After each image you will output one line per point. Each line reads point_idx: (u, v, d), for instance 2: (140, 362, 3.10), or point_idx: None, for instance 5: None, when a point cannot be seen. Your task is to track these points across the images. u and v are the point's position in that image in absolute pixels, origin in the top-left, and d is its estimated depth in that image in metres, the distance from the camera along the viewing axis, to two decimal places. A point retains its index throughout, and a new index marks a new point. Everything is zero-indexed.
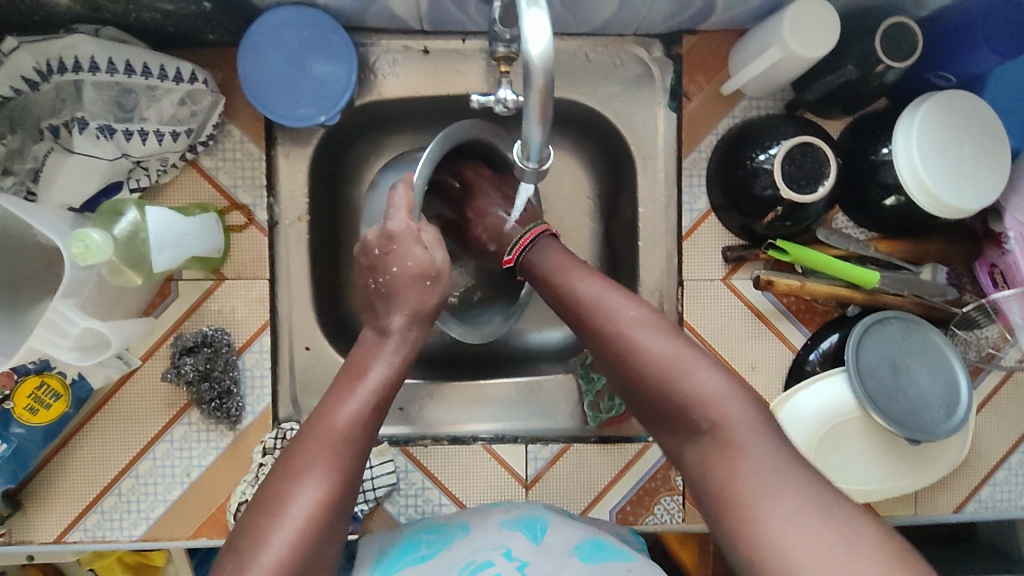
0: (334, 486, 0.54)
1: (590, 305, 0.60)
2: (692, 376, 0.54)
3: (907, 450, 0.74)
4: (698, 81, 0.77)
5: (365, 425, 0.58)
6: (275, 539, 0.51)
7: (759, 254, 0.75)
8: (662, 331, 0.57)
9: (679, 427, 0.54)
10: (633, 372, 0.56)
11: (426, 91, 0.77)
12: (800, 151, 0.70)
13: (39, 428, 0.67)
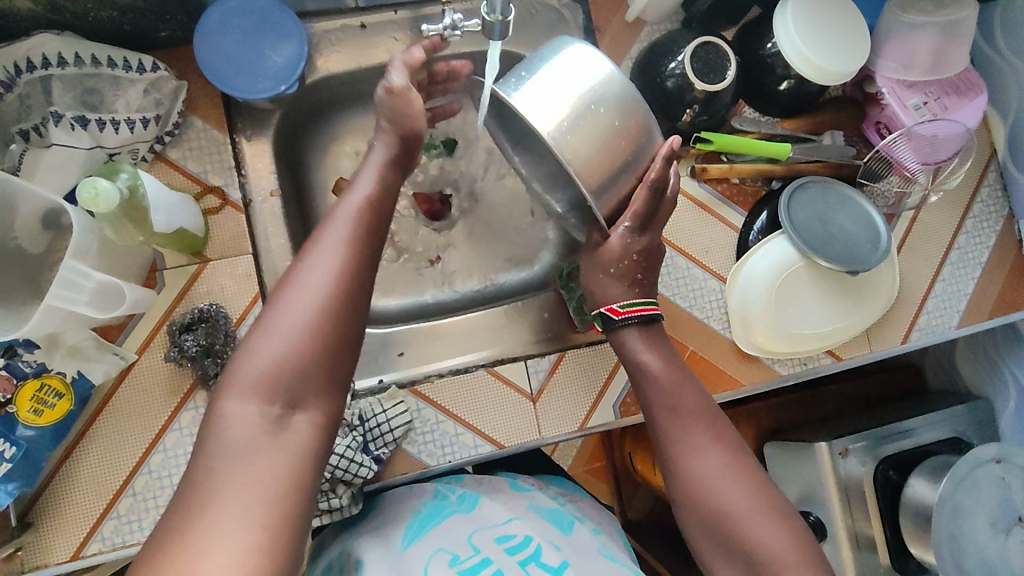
0: (337, 293, 0.55)
1: (672, 407, 0.69)
2: (757, 528, 0.62)
3: (848, 286, 0.85)
4: (606, 16, 0.88)
5: (376, 213, 0.61)
6: (278, 327, 0.53)
7: (689, 150, 0.87)
8: (730, 469, 0.65)
9: (734, 560, 0.63)
10: (706, 497, 0.64)
11: (370, 61, 0.84)
12: (702, 51, 0.81)
13: (48, 428, 0.67)
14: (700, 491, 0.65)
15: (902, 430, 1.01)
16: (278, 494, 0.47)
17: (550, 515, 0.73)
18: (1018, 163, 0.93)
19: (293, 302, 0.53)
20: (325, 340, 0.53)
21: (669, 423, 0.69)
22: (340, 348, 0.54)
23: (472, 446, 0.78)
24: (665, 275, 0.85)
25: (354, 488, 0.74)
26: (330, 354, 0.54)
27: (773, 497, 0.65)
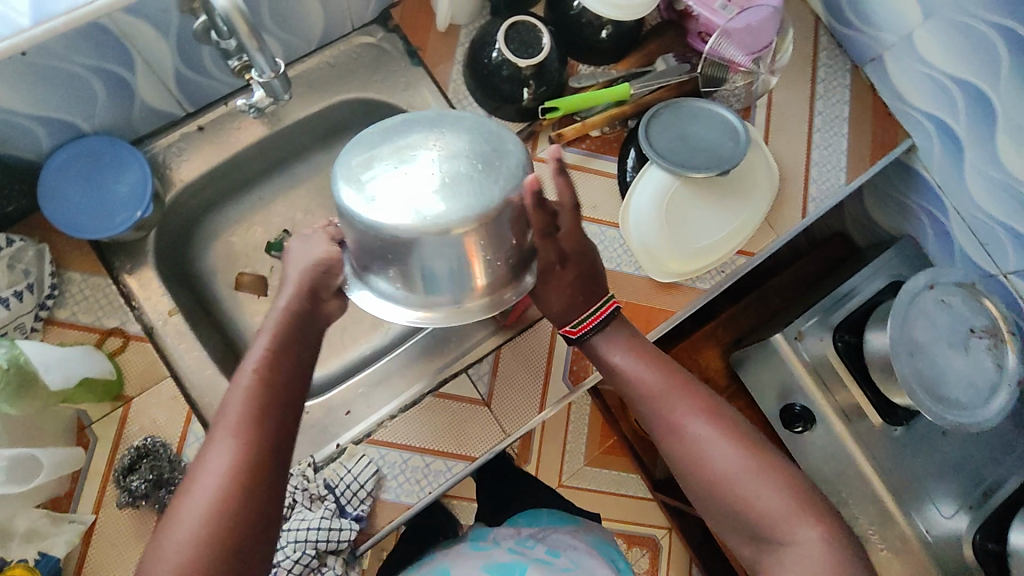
0: (248, 447, 0.58)
1: (648, 394, 0.72)
2: (750, 486, 0.66)
3: (725, 192, 0.90)
4: (422, 33, 0.91)
5: (279, 361, 0.63)
6: (191, 517, 0.55)
7: (543, 123, 0.90)
8: (718, 435, 0.68)
9: (740, 515, 0.67)
10: (701, 466, 0.68)
11: (219, 157, 0.88)
12: (513, 32, 0.85)
13: None
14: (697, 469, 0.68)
15: (848, 291, 1.05)
16: None
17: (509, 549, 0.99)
18: (839, 20, 0.98)
19: (198, 492, 0.56)
20: (247, 499, 0.56)
21: (660, 408, 0.71)
22: (262, 497, 0.58)
23: (445, 470, 0.79)
24: None
25: (344, 553, 0.77)
26: (254, 529, 0.56)
27: (770, 460, 0.68)
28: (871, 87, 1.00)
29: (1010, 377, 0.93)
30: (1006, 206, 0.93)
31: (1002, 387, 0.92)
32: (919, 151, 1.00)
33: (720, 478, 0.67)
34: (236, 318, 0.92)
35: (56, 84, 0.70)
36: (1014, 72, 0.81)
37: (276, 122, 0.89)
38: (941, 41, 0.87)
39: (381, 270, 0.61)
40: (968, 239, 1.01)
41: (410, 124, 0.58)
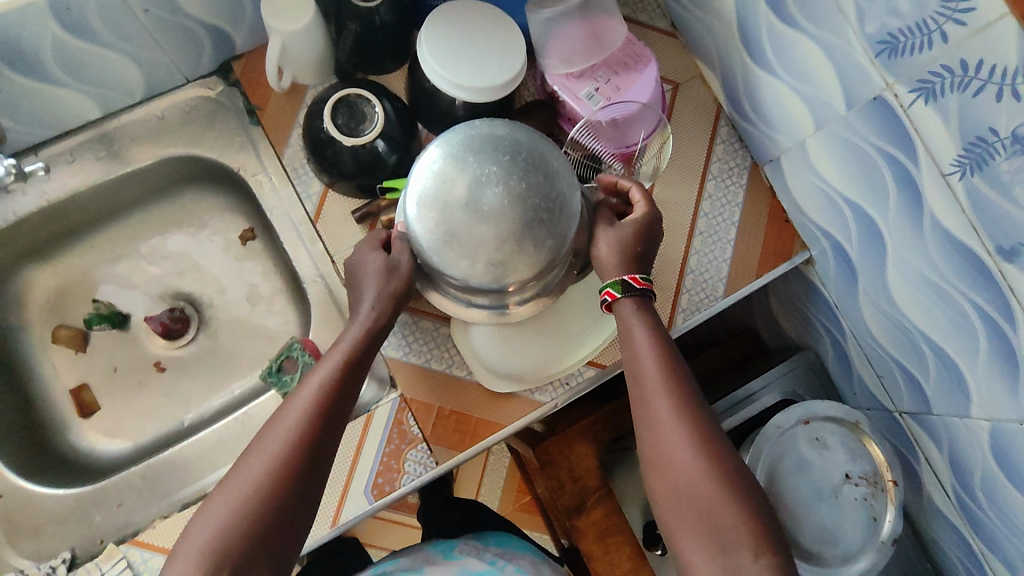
0: (289, 473, 0.58)
1: (636, 368, 0.67)
2: (704, 460, 0.61)
3: (577, 308, 0.78)
4: (261, 92, 0.84)
5: (336, 391, 0.63)
6: (203, 532, 0.55)
7: (380, 203, 0.80)
8: (698, 450, 0.62)
9: (678, 523, 0.61)
10: (668, 463, 0.62)
11: (27, 209, 0.82)
12: (347, 104, 0.78)
13: None
14: (653, 439, 0.63)
15: (743, 397, 0.97)
16: None
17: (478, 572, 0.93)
18: (741, 112, 0.88)
19: (233, 495, 0.57)
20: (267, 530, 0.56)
21: (642, 372, 0.66)
22: (283, 529, 0.57)
23: None
24: (389, 338, 0.80)
25: None
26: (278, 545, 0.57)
27: (724, 447, 0.63)
28: (769, 188, 0.89)
29: (883, 536, 0.83)
30: (898, 345, 0.82)
31: (867, 549, 0.83)
32: (817, 265, 0.89)
33: (680, 473, 0.61)
34: (45, 378, 0.87)
35: None
36: (902, 208, 0.70)
37: (96, 177, 0.83)
38: (833, 156, 0.76)
39: (462, 260, 0.65)
40: (866, 368, 0.90)
41: (474, 163, 0.66)
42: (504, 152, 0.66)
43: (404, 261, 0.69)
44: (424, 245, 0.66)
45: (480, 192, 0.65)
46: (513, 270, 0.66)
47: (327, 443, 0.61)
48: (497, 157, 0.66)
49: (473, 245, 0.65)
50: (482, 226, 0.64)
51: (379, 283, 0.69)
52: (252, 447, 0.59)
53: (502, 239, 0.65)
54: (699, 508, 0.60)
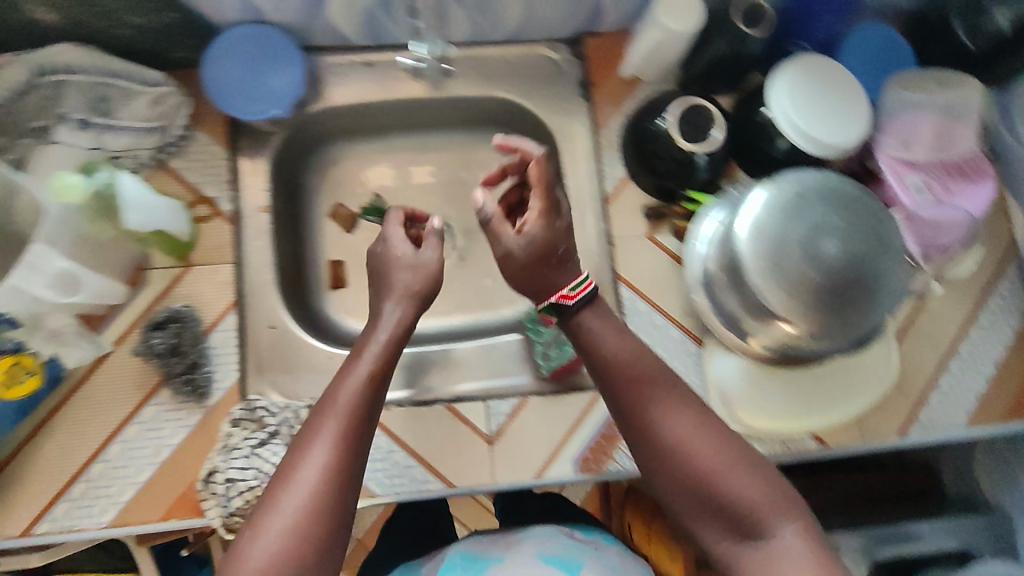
0: (337, 481, 0.55)
1: (629, 373, 0.62)
2: (731, 478, 0.58)
3: (830, 382, 0.81)
4: (603, 72, 0.90)
5: (364, 398, 0.59)
6: (278, 516, 0.53)
7: (675, 209, 0.85)
8: (738, 467, 0.58)
9: (709, 520, 0.59)
10: (676, 469, 0.59)
11: (372, 99, 0.91)
12: (692, 112, 0.81)
13: (13, 402, 0.72)
14: (680, 440, 0.59)
15: (906, 535, 0.97)
16: None
17: (555, 555, 0.71)
18: None
19: (300, 489, 0.54)
20: (327, 529, 0.54)
21: (618, 363, 0.63)
22: (331, 534, 0.54)
23: (421, 480, 0.80)
24: (637, 330, 0.84)
25: None
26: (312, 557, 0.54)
27: (753, 455, 0.60)
28: None
29: None
30: None
31: None
32: None
33: (683, 477, 0.59)
34: (314, 241, 0.96)
35: None
36: None
37: (430, 90, 0.92)
38: None
39: (776, 292, 0.68)
40: None
41: (818, 215, 0.69)
42: (848, 215, 0.69)
43: (432, 258, 0.68)
44: (747, 267, 0.69)
45: (818, 242, 0.68)
46: (818, 321, 0.68)
47: (360, 439, 0.58)
48: (841, 218, 0.69)
49: (793, 285, 0.68)
50: (809, 273, 0.67)
51: (406, 281, 0.66)
52: (309, 440, 0.57)
53: (823, 293, 0.68)
54: (718, 504, 0.58)
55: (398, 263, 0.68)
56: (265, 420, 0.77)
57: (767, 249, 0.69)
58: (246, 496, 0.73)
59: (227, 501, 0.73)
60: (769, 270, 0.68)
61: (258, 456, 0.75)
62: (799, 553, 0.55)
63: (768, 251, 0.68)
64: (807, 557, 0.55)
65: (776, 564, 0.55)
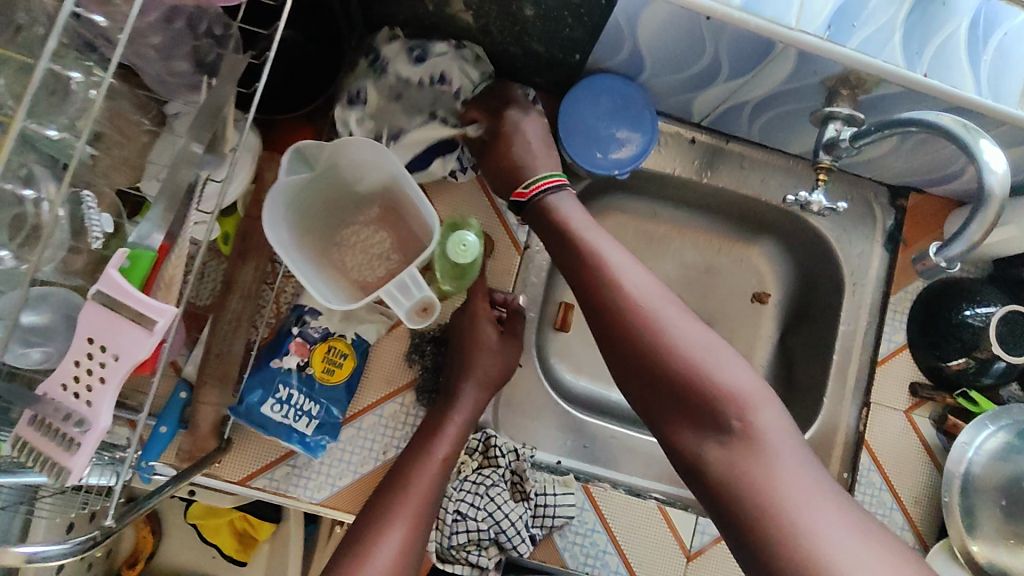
0: (410, 534, 0.63)
1: (580, 264, 0.64)
2: (723, 362, 0.56)
3: None
4: (916, 234, 0.87)
5: (437, 478, 0.68)
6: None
7: (946, 399, 0.83)
8: (709, 354, 0.56)
9: (682, 413, 0.56)
10: (633, 348, 0.58)
11: (677, 171, 0.87)
12: (1012, 317, 0.78)
13: (341, 385, 0.74)
14: (633, 332, 0.58)
15: None
16: None
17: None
18: None
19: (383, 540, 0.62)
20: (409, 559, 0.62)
21: (591, 254, 0.64)
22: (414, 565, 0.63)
23: (612, 570, 0.78)
24: (864, 502, 0.82)
25: (502, 556, 0.75)
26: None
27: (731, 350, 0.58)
28: None
29: None
30: None
31: None
32: None
33: (628, 347, 0.58)
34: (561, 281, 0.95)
35: (674, 53, 0.70)
36: None
37: (743, 188, 0.88)
38: None
39: None
40: None
41: None
42: None
43: (509, 347, 0.77)
44: None
45: None
46: None
47: (425, 522, 0.65)
48: None
49: None
50: None
51: (484, 367, 0.74)
52: (383, 523, 0.63)
53: None
54: (694, 387, 0.55)
55: (478, 347, 0.75)
56: (497, 459, 0.76)
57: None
58: (469, 536, 0.72)
59: (450, 535, 0.72)
60: None
61: (487, 498, 0.74)
62: (788, 442, 0.53)
63: None
64: (791, 446, 0.52)
65: (773, 459, 0.51)
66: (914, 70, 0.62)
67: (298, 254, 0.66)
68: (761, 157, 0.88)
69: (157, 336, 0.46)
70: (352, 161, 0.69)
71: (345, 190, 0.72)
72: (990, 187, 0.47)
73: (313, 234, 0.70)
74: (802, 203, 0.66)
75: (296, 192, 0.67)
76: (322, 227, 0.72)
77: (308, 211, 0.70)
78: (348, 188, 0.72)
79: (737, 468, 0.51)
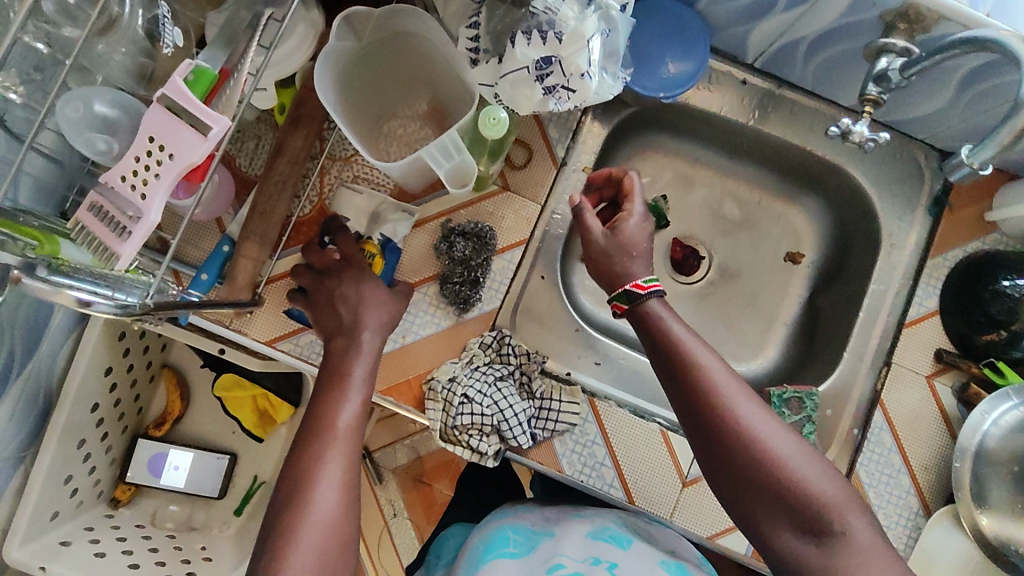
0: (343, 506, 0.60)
1: (673, 360, 0.64)
2: (806, 468, 0.59)
3: None
4: (963, 202, 0.85)
5: (356, 440, 0.64)
6: (311, 532, 0.57)
7: (971, 368, 0.80)
8: (794, 450, 0.60)
9: (777, 511, 0.60)
10: (730, 455, 0.61)
11: (725, 110, 0.87)
12: None
13: None
14: (721, 433, 0.61)
15: None
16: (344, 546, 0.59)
17: (607, 531, 0.78)
18: None
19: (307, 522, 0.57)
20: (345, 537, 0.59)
21: (682, 350, 0.64)
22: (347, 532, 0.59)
23: (607, 482, 0.79)
24: (871, 461, 0.80)
25: (502, 446, 0.77)
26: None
27: (809, 446, 0.62)
28: None
29: None
30: None
31: None
32: None
33: (724, 454, 0.61)
34: None
35: None
36: None
37: (789, 136, 0.88)
38: None
39: None
40: None
41: None
42: None
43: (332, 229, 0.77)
44: None
45: None
46: None
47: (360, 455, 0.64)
48: None
49: None
50: None
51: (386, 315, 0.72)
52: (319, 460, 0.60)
53: None
54: (794, 498, 0.59)
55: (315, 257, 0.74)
56: (508, 357, 0.80)
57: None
58: (473, 419, 0.75)
59: (455, 415, 0.75)
60: None
61: (495, 389, 0.76)
62: (875, 537, 0.58)
63: None
64: (877, 541, 0.58)
65: (862, 553, 0.57)
66: (976, 8, 0.62)
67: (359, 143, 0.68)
68: (813, 107, 0.87)
69: (210, 144, 0.51)
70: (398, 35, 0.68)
71: (396, 65, 0.72)
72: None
73: (361, 124, 0.72)
74: (844, 133, 0.67)
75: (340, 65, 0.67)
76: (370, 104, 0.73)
77: (353, 100, 0.71)
78: (399, 64, 0.72)
79: (837, 569, 0.57)
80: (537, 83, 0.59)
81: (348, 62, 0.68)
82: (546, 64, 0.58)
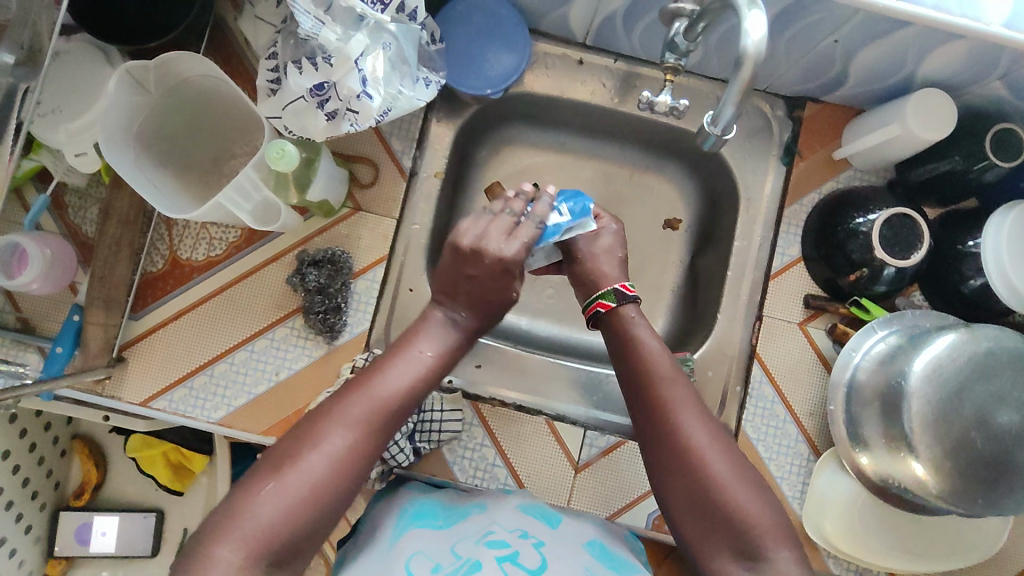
0: (337, 470, 0.53)
1: (638, 375, 0.67)
2: (740, 493, 0.59)
3: (928, 532, 0.77)
4: (813, 145, 0.85)
5: (379, 438, 0.56)
6: (302, 473, 0.52)
7: (840, 309, 0.82)
8: (733, 474, 0.60)
9: (712, 534, 0.59)
10: (672, 473, 0.62)
11: (567, 94, 0.87)
12: (898, 221, 0.76)
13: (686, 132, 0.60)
14: (672, 452, 0.62)
15: None
16: (296, 522, 0.51)
17: (537, 509, 0.72)
18: None
19: (303, 467, 0.52)
20: (317, 512, 0.52)
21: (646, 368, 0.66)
22: (321, 501, 0.52)
23: (500, 482, 0.80)
24: (755, 415, 0.82)
25: (385, 467, 0.78)
26: (336, 513, 0.53)
27: (756, 479, 0.61)
28: None
29: None
30: None
31: None
32: None
33: (671, 469, 0.62)
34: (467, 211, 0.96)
35: None
36: None
37: (635, 109, 0.87)
38: None
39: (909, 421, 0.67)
40: None
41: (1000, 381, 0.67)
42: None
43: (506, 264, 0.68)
44: (905, 391, 0.68)
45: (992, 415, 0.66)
46: (958, 484, 0.65)
47: (381, 427, 0.57)
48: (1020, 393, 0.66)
49: (929, 436, 0.66)
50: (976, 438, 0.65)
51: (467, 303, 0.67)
52: (334, 416, 0.55)
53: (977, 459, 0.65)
54: (724, 515, 0.58)
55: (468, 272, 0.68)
56: None
57: (944, 398, 0.66)
58: None
59: None
60: (922, 404, 0.67)
61: None
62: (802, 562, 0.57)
63: (926, 394, 0.67)
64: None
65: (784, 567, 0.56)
66: None
67: (178, 196, 0.68)
68: (653, 76, 0.87)
69: None
70: (191, 85, 0.68)
71: (207, 114, 0.71)
72: (747, 50, 0.47)
73: (193, 171, 0.71)
74: (648, 105, 0.66)
75: (140, 125, 0.67)
76: (195, 158, 0.71)
77: (175, 152, 0.70)
78: (209, 112, 0.71)
79: None
80: (319, 111, 0.59)
81: (155, 114, 0.68)
82: (323, 90, 0.59)
